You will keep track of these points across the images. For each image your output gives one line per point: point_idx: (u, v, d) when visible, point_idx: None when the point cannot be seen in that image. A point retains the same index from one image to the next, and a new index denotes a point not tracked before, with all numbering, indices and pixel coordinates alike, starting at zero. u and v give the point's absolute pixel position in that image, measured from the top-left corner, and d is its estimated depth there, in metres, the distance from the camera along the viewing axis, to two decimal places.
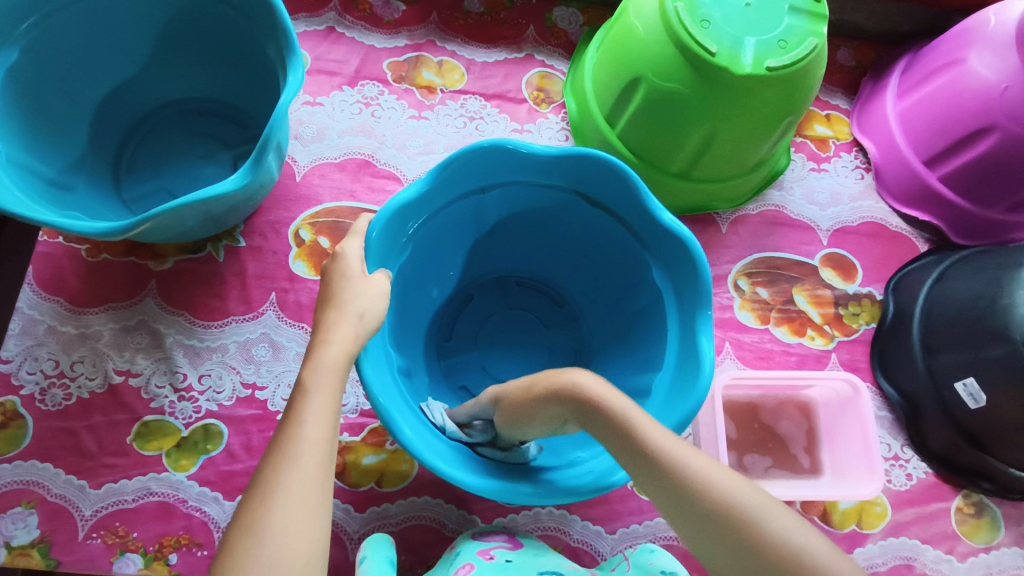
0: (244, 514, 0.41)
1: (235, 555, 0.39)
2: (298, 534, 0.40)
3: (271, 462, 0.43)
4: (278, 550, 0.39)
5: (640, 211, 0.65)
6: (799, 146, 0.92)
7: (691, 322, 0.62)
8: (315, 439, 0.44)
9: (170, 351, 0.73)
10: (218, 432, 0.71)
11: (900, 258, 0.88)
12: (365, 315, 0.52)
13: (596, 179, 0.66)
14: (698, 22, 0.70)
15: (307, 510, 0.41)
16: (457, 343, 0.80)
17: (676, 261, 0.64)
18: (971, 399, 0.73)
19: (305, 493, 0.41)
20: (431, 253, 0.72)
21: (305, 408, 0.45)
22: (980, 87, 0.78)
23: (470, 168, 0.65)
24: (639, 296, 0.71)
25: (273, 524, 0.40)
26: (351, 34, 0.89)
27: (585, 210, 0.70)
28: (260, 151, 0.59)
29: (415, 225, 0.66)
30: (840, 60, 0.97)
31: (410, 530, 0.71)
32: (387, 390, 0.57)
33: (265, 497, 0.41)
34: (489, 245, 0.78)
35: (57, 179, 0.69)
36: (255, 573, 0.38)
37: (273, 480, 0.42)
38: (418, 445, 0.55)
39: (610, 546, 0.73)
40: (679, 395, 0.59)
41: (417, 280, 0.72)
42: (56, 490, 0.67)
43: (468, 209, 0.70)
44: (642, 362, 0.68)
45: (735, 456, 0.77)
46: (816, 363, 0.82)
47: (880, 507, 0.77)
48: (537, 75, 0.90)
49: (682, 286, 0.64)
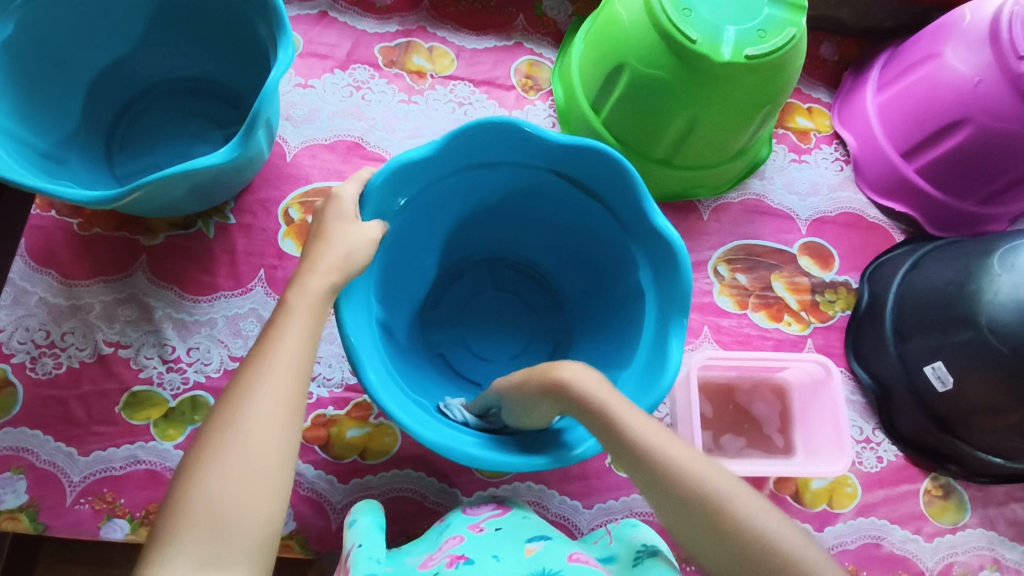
0: (219, 410, 0.44)
1: (208, 439, 0.43)
2: (270, 423, 0.43)
3: (249, 362, 0.46)
4: (248, 436, 0.42)
5: (628, 198, 0.67)
6: (781, 138, 0.94)
7: (667, 323, 0.63)
8: (294, 349, 0.47)
9: (159, 324, 0.75)
10: (205, 403, 0.72)
11: (876, 248, 0.90)
12: (353, 256, 0.54)
13: (580, 163, 0.68)
14: (680, 10, 0.72)
15: (279, 408, 0.44)
16: (442, 314, 0.82)
17: (655, 246, 0.66)
18: (939, 381, 0.76)
19: (278, 393, 0.44)
20: (422, 224, 0.73)
21: (286, 323, 0.48)
22: (954, 80, 0.80)
23: (472, 142, 0.65)
24: (620, 280, 0.73)
25: (244, 419, 0.43)
26: (344, 19, 0.90)
27: (571, 191, 0.72)
28: (249, 126, 0.61)
29: (404, 199, 0.66)
30: (823, 54, 0.99)
31: (392, 501, 0.73)
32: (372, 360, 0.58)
33: (241, 391, 0.44)
34: (479, 221, 0.79)
35: (49, 151, 0.70)
36: (223, 458, 0.42)
37: (250, 376, 0.45)
38: (397, 411, 0.56)
39: (587, 520, 0.75)
40: (653, 376, 0.61)
41: (403, 255, 0.73)
42: (45, 456, 0.69)
43: (455, 186, 0.71)
44: (619, 344, 0.70)
45: (710, 436, 0.79)
46: (792, 347, 0.84)
47: (851, 488, 0.79)
48: (526, 63, 0.92)
49: (662, 275, 0.65)
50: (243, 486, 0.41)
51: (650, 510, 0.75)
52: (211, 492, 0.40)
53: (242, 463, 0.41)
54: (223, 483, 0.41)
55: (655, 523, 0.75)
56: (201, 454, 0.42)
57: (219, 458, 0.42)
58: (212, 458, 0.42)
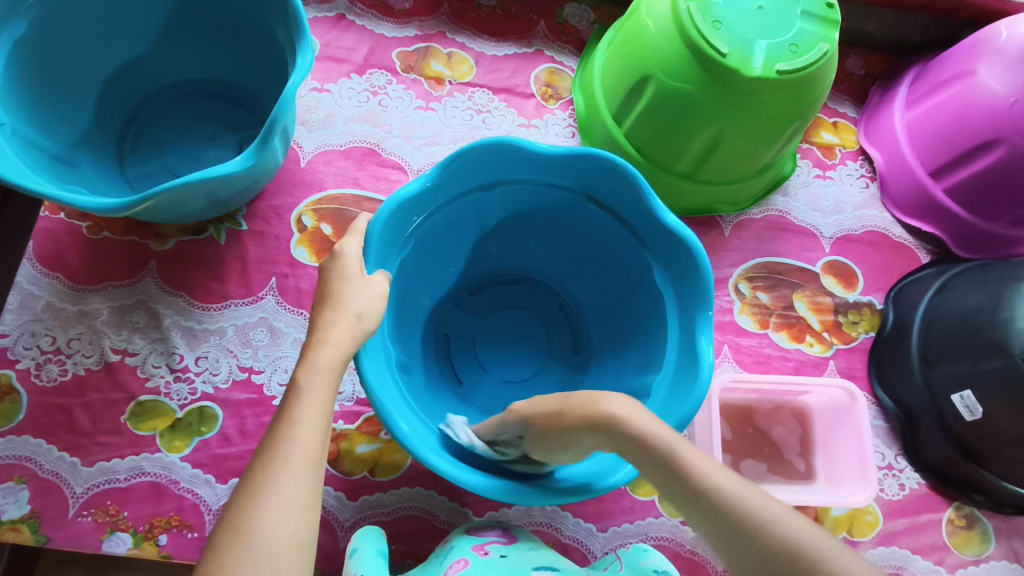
0: (231, 515, 0.41)
1: (220, 561, 0.39)
2: (286, 545, 0.40)
3: (256, 469, 0.42)
4: (260, 560, 0.39)
5: (646, 214, 0.65)
6: (805, 153, 0.92)
7: (690, 323, 0.62)
8: (307, 440, 0.43)
9: (168, 332, 0.73)
10: (213, 415, 0.71)
11: (901, 268, 0.88)
12: (363, 316, 0.52)
13: (600, 176, 0.66)
14: (710, 23, 0.70)
15: (294, 511, 0.41)
16: (456, 343, 0.79)
17: (676, 258, 0.65)
18: (967, 411, 0.73)
19: (295, 493, 0.41)
20: (438, 245, 0.72)
21: (298, 410, 0.45)
22: (988, 99, 0.78)
23: (481, 162, 0.64)
24: (639, 300, 0.71)
25: (259, 527, 0.40)
26: (361, 22, 0.88)
27: (584, 209, 0.70)
28: (266, 133, 0.59)
29: (418, 219, 0.66)
30: (850, 68, 0.97)
31: (402, 520, 0.71)
32: (385, 389, 0.56)
33: (252, 500, 0.41)
34: (494, 242, 0.78)
35: (61, 154, 0.68)
36: None
37: (260, 484, 0.41)
38: (413, 441, 0.55)
39: (601, 544, 0.72)
40: (676, 394, 0.60)
41: (418, 277, 0.72)
42: (48, 466, 0.67)
43: (469, 208, 0.70)
44: (637, 373, 0.68)
45: (730, 459, 0.77)
46: (814, 369, 0.82)
47: (872, 515, 0.77)
48: (546, 71, 0.90)
49: (685, 300, 0.64)
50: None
51: (665, 535, 0.73)
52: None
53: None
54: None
55: (671, 548, 0.73)
56: (214, 569, 0.39)
57: None
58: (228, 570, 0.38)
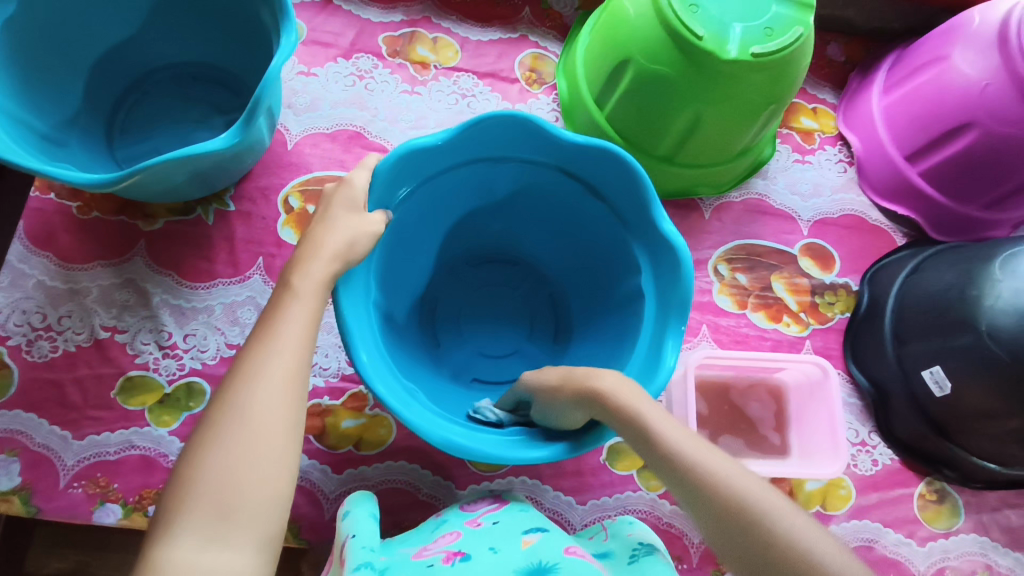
0: (221, 396, 0.43)
1: (210, 433, 0.41)
2: (271, 422, 0.42)
3: (232, 386, 0.43)
4: (246, 457, 0.40)
5: (629, 195, 0.67)
6: (785, 138, 0.93)
7: (666, 318, 0.62)
8: (295, 333, 0.46)
9: (156, 309, 0.74)
10: (201, 391, 0.72)
11: (877, 250, 0.90)
12: (354, 244, 0.54)
13: (574, 153, 0.67)
14: (687, 7, 0.71)
15: (283, 395, 0.43)
16: (443, 317, 0.82)
17: (648, 230, 0.66)
18: (936, 386, 0.76)
19: (284, 377, 0.44)
20: (427, 218, 0.73)
21: (290, 307, 0.48)
22: (961, 84, 0.79)
23: (472, 138, 0.65)
24: (614, 273, 0.73)
25: (248, 405, 0.42)
26: (348, 7, 0.90)
27: (561, 182, 0.71)
28: (250, 112, 0.61)
29: (406, 191, 0.66)
30: (830, 55, 0.98)
31: (386, 493, 0.72)
32: (367, 352, 0.57)
33: (243, 383, 0.43)
34: (487, 217, 0.79)
35: (51, 134, 0.70)
36: (230, 448, 0.41)
37: (250, 368, 0.44)
38: (381, 390, 0.56)
39: (581, 516, 0.74)
40: (648, 371, 0.61)
41: (407, 251, 0.73)
42: (39, 440, 0.69)
43: (453, 183, 0.71)
44: (614, 343, 0.69)
45: (707, 435, 0.79)
46: (790, 348, 0.84)
47: (845, 490, 0.79)
48: (530, 56, 0.92)
49: (660, 268, 0.65)
50: (228, 537, 0.39)
51: (644, 508, 0.75)
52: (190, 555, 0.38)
53: (228, 511, 0.39)
54: (206, 541, 0.38)
55: (649, 520, 0.75)
56: (205, 441, 0.41)
57: (227, 448, 0.41)
58: (218, 441, 0.41)
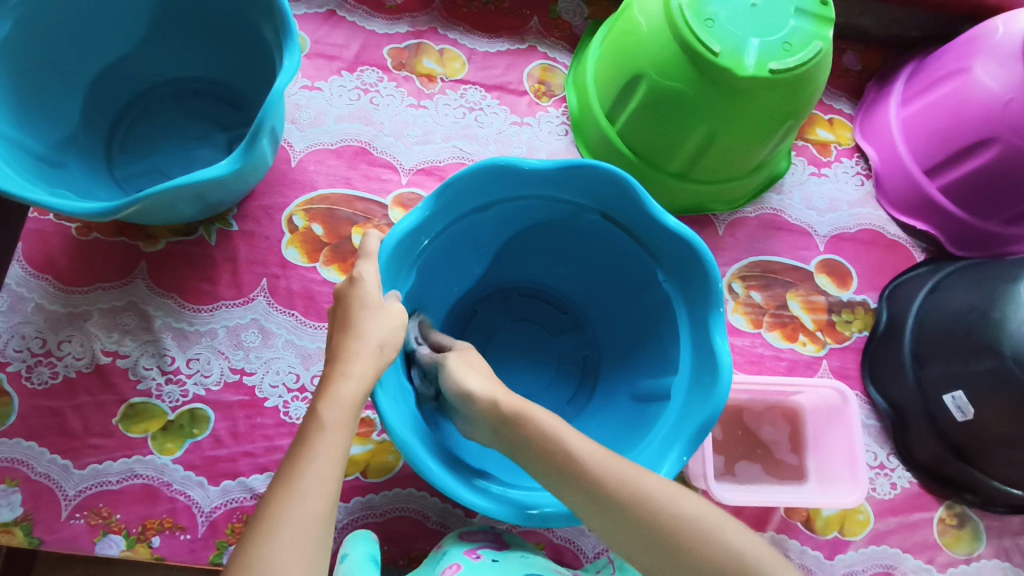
0: (297, 441, 0.48)
1: (288, 475, 0.46)
2: (330, 466, 0.47)
3: (319, 408, 0.49)
4: (310, 504, 0.45)
5: (659, 233, 0.63)
6: (800, 150, 0.91)
7: (706, 352, 0.60)
8: (359, 375, 0.51)
9: (159, 333, 0.73)
10: (205, 417, 0.71)
11: (895, 267, 0.88)
12: (385, 346, 0.53)
13: (613, 195, 0.63)
14: (703, 21, 0.69)
15: (341, 435, 0.49)
16: None
17: (694, 290, 0.62)
18: (958, 411, 0.73)
19: (343, 417, 0.49)
20: (446, 263, 0.71)
21: (356, 355, 0.52)
22: (984, 97, 0.77)
23: (485, 182, 0.63)
24: (653, 333, 0.69)
25: (318, 448, 0.47)
26: (352, 19, 0.87)
27: (594, 225, 0.68)
28: (252, 135, 0.59)
29: (425, 243, 0.64)
30: (846, 64, 0.96)
31: (393, 522, 0.71)
32: (395, 410, 0.56)
33: (316, 427, 0.48)
34: (506, 257, 0.77)
35: (48, 155, 0.68)
36: (301, 493, 0.45)
37: (321, 416, 0.49)
38: (410, 442, 0.54)
39: (593, 544, 0.73)
40: (696, 406, 0.59)
41: (423, 300, 0.71)
42: (40, 469, 0.67)
43: (484, 223, 0.68)
44: (631, 433, 0.65)
45: (723, 461, 0.77)
46: (806, 369, 0.82)
47: (863, 515, 0.77)
48: (539, 68, 0.89)
49: (698, 386, 0.60)
50: (318, 528, 0.45)
51: None
52: (281, 553, 0.43)
53: (312, 520, 0.44)
54: (295, 537, 0.44)
55: None
56: (282, 482, 0.46)
57: (299, 492, 0.45)
58: (294, 484, 0.46)
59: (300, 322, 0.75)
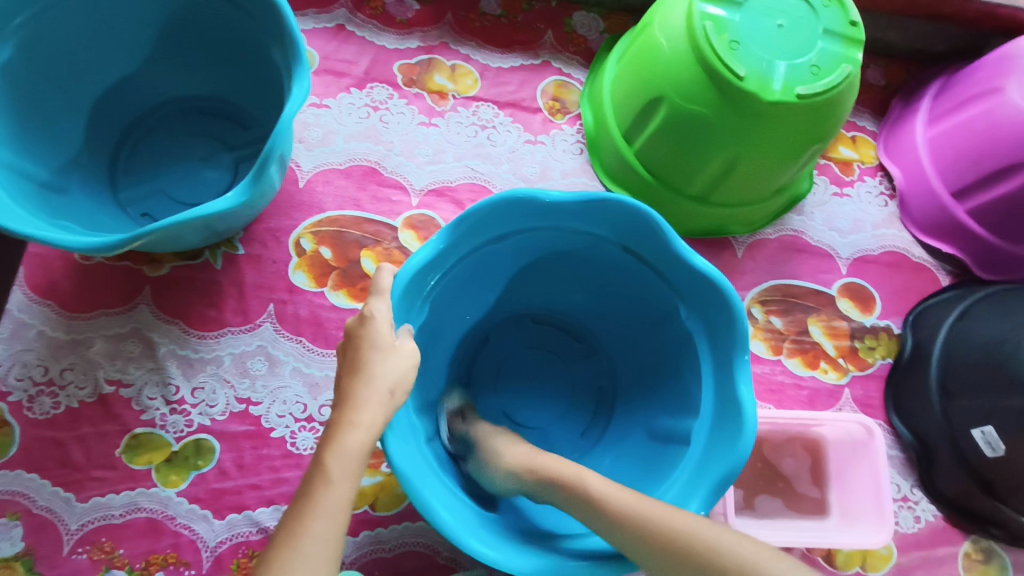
0: (302, 493, 0.48)
1: (292, 531, 0.46)
2: (333, 523, 0.46)
3: (325, 460, 0.48)
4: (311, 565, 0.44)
5: (682, 267, 0.61)
6: (822, 169, 0.88)
7: (729, 396, 0.58)
8: (366, 425, 0.49)
9: (163, 361, 0.71)
10: (210, 448, 0.69)
11: (920, 291, 0.85)
12: (396, 391, 0.51)
13: (632, 226, 0.61)
14: (727, 43, 0.66)
15: (346, 489, 0.48)
16: (476, 390, 0.76)
17: (717, 328, 0.60)
18: (988, 447, 0.71)
19: (348, 471, 0.48)
20: (458, 294, 0.68)
21: (365, 403, 0.50)
22: (1017, 120, 0.74)
23: (502, 214, 0.60)
24: (673, 368, 0.67)
25: (322, 504, 0.47)
26: (362, 33, 0.85)
27: (611, 256, 0.66)
28: (261, 165, 0.57)
29: (436, 278, 0.62)
30: (869, 79, 0.93)
31: (403, 557, 0.69)
32: (405, 451, 0.54)
33: (322, 480, 0.48)
34: (521, 285, 0.74)
35: (50, 180, 0.66)
36: (303, 552, 0.45)
37: (327, 468, 0.48)
38: (418, 485, 0.52)
39: None
40: (717, 453, 0.57)
41: (435, 331, 0.69)
42: (41, 502, 0.66)
43: (498, 253, 0.66)
44: (649, 473, 0.63)
45: (741, 494, 0.74)
46: (828, 398, 0.80)
47: (886, 550, 0.75)
48: (554, 84, 0.87)
49: (720, 432, 0.58)
50: None
51: None
52: None
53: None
54: None
55: None
56: (284, 538, 0.46)
57: (301, 551, 0.45)
58: (297, 542, 0.45)
59: (307, 350, 0.73)
